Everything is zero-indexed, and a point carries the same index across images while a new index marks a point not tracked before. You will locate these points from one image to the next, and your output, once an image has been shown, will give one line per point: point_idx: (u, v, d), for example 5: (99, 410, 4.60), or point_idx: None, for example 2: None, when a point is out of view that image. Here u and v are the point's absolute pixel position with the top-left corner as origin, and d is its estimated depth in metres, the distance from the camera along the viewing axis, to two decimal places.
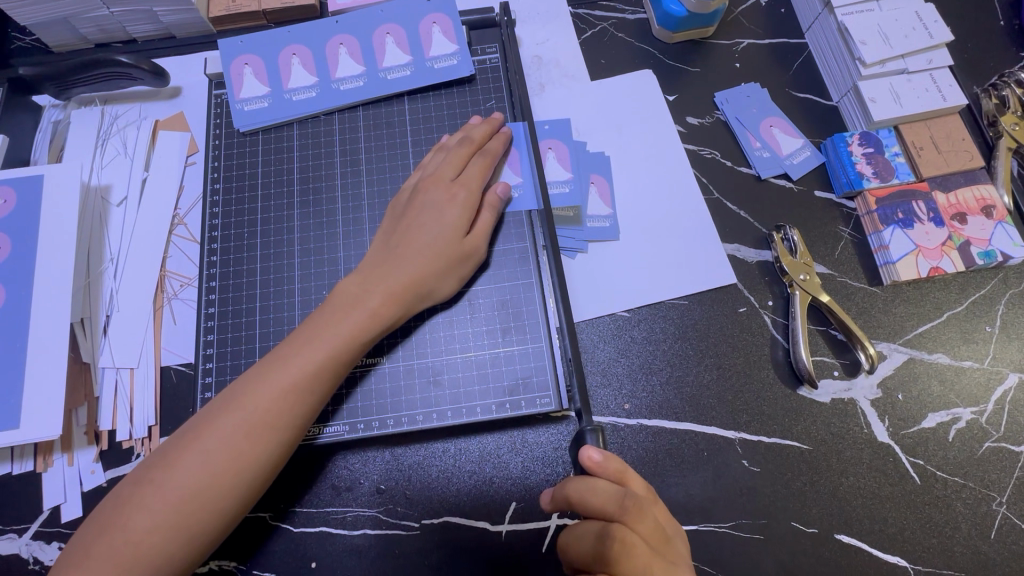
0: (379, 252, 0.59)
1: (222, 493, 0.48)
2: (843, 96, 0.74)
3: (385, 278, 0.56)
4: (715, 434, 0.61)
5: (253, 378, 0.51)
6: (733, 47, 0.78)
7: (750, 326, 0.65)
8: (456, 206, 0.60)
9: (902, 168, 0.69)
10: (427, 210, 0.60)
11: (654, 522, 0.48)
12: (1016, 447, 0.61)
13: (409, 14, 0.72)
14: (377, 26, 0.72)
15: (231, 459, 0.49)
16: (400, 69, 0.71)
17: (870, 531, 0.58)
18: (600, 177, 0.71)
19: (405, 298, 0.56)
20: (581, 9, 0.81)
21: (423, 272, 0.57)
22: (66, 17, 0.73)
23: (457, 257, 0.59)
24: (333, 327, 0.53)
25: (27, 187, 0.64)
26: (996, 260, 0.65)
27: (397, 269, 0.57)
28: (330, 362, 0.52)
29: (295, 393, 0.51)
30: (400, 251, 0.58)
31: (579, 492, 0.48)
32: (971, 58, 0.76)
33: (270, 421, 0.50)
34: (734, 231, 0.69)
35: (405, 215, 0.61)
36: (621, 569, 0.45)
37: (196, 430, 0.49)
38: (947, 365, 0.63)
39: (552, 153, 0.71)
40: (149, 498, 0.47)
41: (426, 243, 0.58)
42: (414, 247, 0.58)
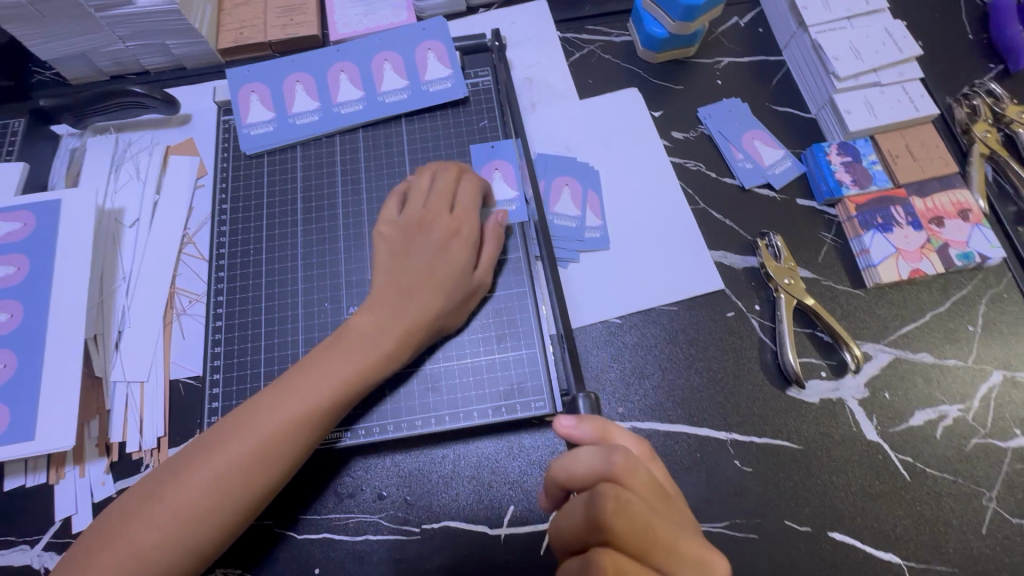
0: (386, 281, 0.60)
1: (229, 511, 0.50)
2: (820, 108, 0.77)
3: (397, 309, 0.58)
4: (708, 436, 0.63)
5: (266, 403, 0.53)
6: (714, 65, 0.82)
7: (738, 329, 0.67)
8: (462, 242, 0.62)
9: (879, 175, 0.71)
10: (430, 242, 0.61)
11: (649, 476, 0.42)
12: (1003, 443, 0.62)
13: (405, 41, 0.77)
14: (375, 53, 0.77)
15: (241, 478, 0.51)
16: (398, 92, 0.75)
17: (862, 528, 0.59)
18: (592, 193, 0.74)
19: (416, 331, 0.59)
20: (569, 33, 0.85)
21: (433, 308, 0.59)
22: (84, 52, 0.78)
23: (464, 293, 0.62)
24: (347, 357, 0.56)
25: (45, 211, 0.68)
26: (974, 261, 0.67)
27: (409, 302, 0.59)
28: (342, 392, 0.55)
29: (308, 419, 0.53)
30: (411, 286, 0.59)
31: (563, 465, 0.44)
32: (942, 70, 0.80)
33: (282, 445, 0.52)
34: (720, 239, 0.72)
35: (410, 243, 0.62)
36: (617, 530, 0.40)
37: (207, 450, 0.51)
38: (932, 364, 0.65)
39: (566, 190, 0.74)
40: (159, 512, 0.49)
41: (436, 279, 0.60)
42: (425, 282, 0.60)
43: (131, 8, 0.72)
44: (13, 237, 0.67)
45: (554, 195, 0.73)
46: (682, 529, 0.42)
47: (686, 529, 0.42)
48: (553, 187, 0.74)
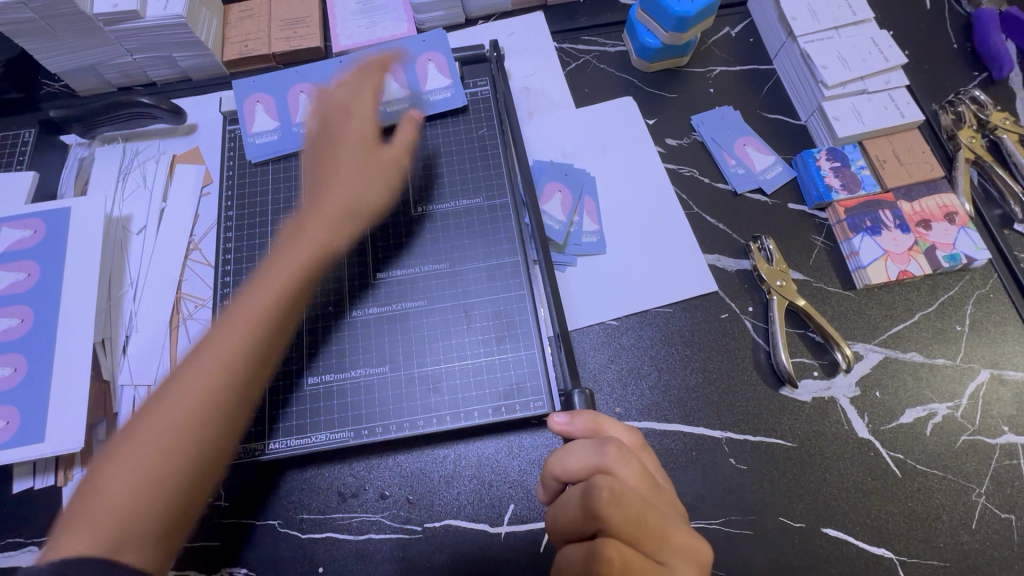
0: (308, 191, 0.63)
1: (196, 442, 0.48)
2: (810, 115, 0.79)
3: (317, 221, 0.60)
4: (703, 434, 0.64)
5: (205, 339, 0.52)
6: (707, 74, 0.85)
7: (732, 330, 0.69)
8: (369, 121, 0.66)
9: (868, 180, 0.73)
10: (345, 131, 0.65)
11: (640, 467, 0.44)
12: (992, 440, 0.63)
13: (407, 53, 0.78)
14: (380, 64, 0.78)
15: (197, 411, 0.48)
16: (401, 101, 0.75)
17: (854, 523, 0.60)
18: (589, 199, 0.76)
19: (342, 226, 0.61)
20: (565, 43, 0.88)
21: (352, 183, 0.63)
22: (93, 64, 0.80)
23: (378, 167, 0.65)
24: (277, 276, 0.55)
25: (55, 219, 0.70)
26: (961, 262, 0.69)
27: (332, 189, 0.62)
28: (278, 306, 0.54)
29: (253, 329, 0.52)
30: (331, 175, 0.63)
31: (557, 458, 0.45)
32: (928, 78, 0.82)
33: (232, 359, 0.51)
34: (714, 243, 0.74)
35: (325, 152, 0.65)
36: (612, 518, 0.41)
37: (158, 394, 0.49)
38: (921, 363, 0.67)
39: (558, 195, 0.75)
40: (113, 470, 0.46)
41: (353, 167, 0.64)
42: (343, 165, 0.64)
43: (140, 22, 0.75)
44: (23, 244, 0.69)
45: (546, 200, 0.75)
46: (670, 516, 0.44)
47: (673, 516, 0.44)
48: (546, 192, 0.76)
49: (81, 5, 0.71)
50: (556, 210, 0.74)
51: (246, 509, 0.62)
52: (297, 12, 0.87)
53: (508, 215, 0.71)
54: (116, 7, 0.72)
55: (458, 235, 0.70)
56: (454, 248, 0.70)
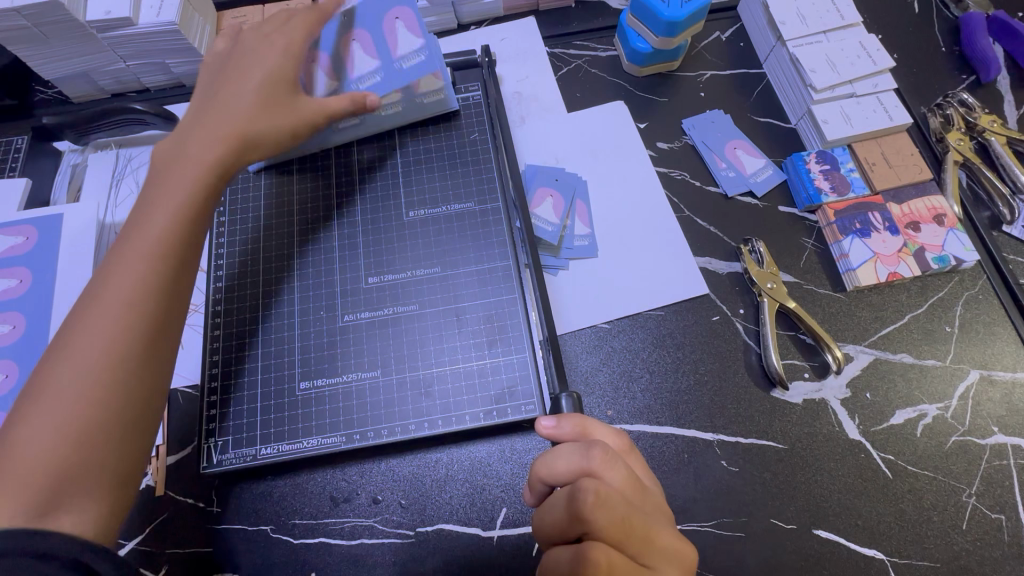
0: (188, 134, 0.59)
1: (104, 411, 0.46)
2: (800, 119, 0.80)
3: (197, 152, 0.57)
4: (694, 437, 0.64)
5: (93, 287, 0.50)
6: (698, 78, 0.85)
7: (723, 333, 0.69)
8: (275, 55, 0.64)
9: (857, 182, 0.74)
10: (245, 69, 0.63)
11: (626, 471, 0.44)
12: (981, 441, 0.63)
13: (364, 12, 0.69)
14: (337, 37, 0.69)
15: (109, 356, 0.47)
16: (368, 77, 0.68)
17: (845, 524, 0.60)
18: (579, 203, 0.76)
19: (238, 150, 0.59)
20: (557, 48, 0.88)
21: (251, 117, 0.60)
22: (87, 71, 0.80)
23: (279, 102, 0.63)
24: (163, 211, 0.53)
25: (48, 225, 0.70)
26: (949, 264, 0.70)
27: (222, 122, 0.59)
28: (170, 240, 0.52)
29: (139, 284, 0.50)
30: (218, 114, 0.60)
31: (544, 462, 0.46)
32: (916, 81, 0.83)
33: (120, 318, 0.48)
34: (705, 245, 0.74)
35: (216, 92, 0.62)
36: (597, 523, 0.41)
37: (40, 379, 0.46)
38: (911, 364, 0.67)
39: (550, 200, 0.76)
40: (30, 436, 0.44)
41: (245, 102, 0.61)
42: (235, 102, 0.61)
43: (133, 29, 0.75)
44: (15, 250, 0.69)
45: (539, 204, 0.75)
46: (655, 518, 0.44)
47: (658, 519, 0.44)
48: (537, 197, 0.76)
49: (74, 12, 0.71)
50: (549, 214, 0.75)
51: (239, 515, 0.62)
52: None
53: (499, 218, 0.72)
54: (109, 14, 0.73)
55: (450, 239, 0.71)
56: (445, 252, 0.70)
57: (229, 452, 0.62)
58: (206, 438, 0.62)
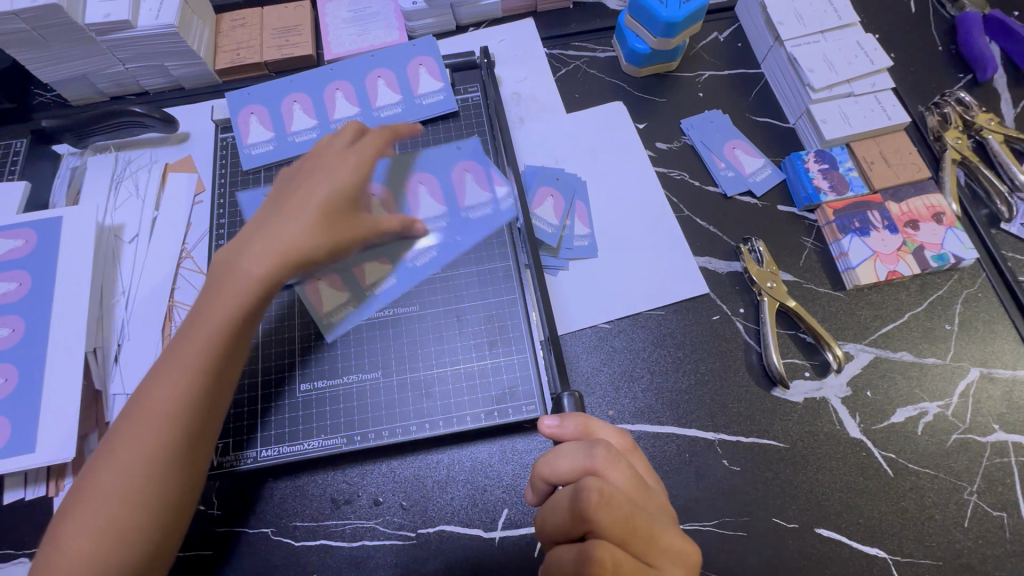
0: (260, 215, 0.56)
1: (140, 525, 0.46)
2: (798, 118, 0.80)
3: (249, 265, 0.52)
4: (696, 436, 0.64)
5: (141, 393, 0.49)
6: (696, 78, 0.85)
7: (724, 332, 0.69)
8: (347, 175, 0.58)
9: (855, 181, 0.74)
10: (315, 171, 0.58)
11: (629, 470, 0.44)
12: (982, 438, 0.63)
13: (438, 162, 0.67)
14: (407, 174, 0.65)
15: (148, 469, 0.46)
16: (435, 221, 0.63)
17: (847, 523, 0.60)
18: (471, 162, 0.68)
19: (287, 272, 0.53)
20: (555, 49, 0.89)
21: (305, 223, 0.54)
22: (85, 74, 0.80)
23: (329, 216, 0.55)
24: (213, 317, 0.50)
25: (46, 229, 0.70)
26: (948, 262, 0.70)
27: (279, 220, 0.54)
28: (215, 351, 0.50)
29: (187, 396, 0.48)
30: (286, 205, 0.56)
31: (547, 461, 0.46)
32: (913, 80, 0.83)
33: (165, 425, 0.47)
34: (705, 245, 0.74)
35: (297, 180, 0.58)
36: (599, 522, 0.41)
37: (91, 471, 0.46)
38: (911, 362, 0.67)
39: (468, 175, 0.67)
40: (70, 536, 0.45)
41: (302, 211, 0.55)
42: (301, 203, 0.55)
43: (132, 32, 0.75)
44: (14, 254, 0.69)
45: (458, 188, 0.66)
46: (658, 517, 0.44)
47: (660, 518, 0.44)
48: (454, 177, 0.66)
49: (73, 16, 0.71)
50: (550, 215, 0.74)
51: (239, 517, 0.62)
52: (289, 21, 0.88)
53: None
54: (108, 17, 0.73)
55: None
56: None
57: (228, 454, 0.62)
58: None
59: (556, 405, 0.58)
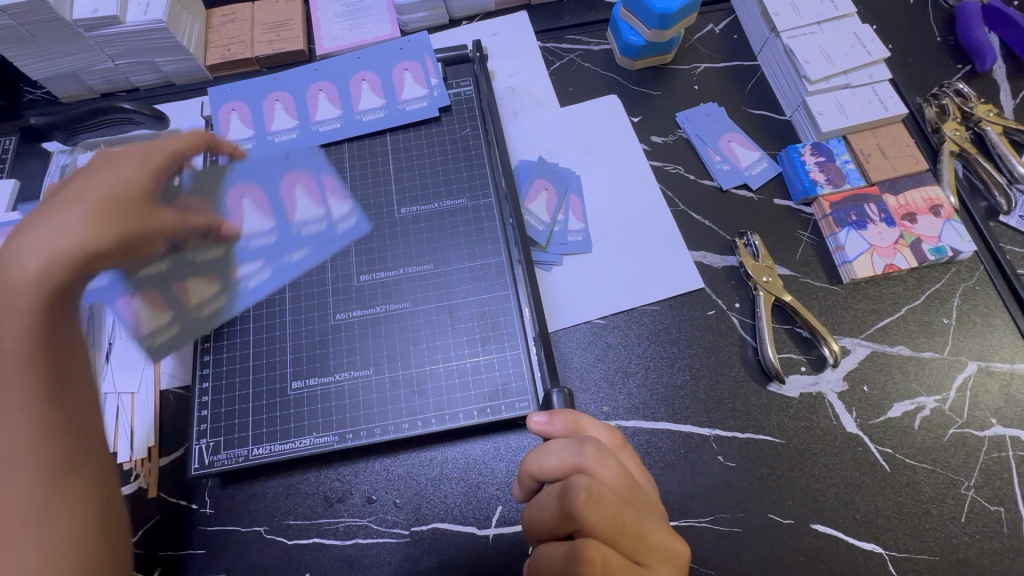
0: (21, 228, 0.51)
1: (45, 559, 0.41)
2: (794, 111, 0.79)
3: (19, 267, 0.48)
4: (691, 432, 0.64)
5: None
6: (692, 71, 0.84)
7: (719, 327, 0.69)
8: (120, 171, 0.56)
9: (853, 174, 0.73)
10: (84, 180, 0.55)
11: (617, 467, 0.44)
12: (980, 432, 0.63)
13: (262, 177, 0.69)
14: (232, 186, 0.68)
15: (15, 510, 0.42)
16: (265, 235, 0.67)
17: (843, 518, 0.60)
18: (306, 175, 0.72)
19: (72, 271, 0.49)
20: (549, 43, 0.88)
21: (85, 220, 0.51)
22: (75, 71, 0.79)
23: (117, 207, 0.53)
24: (2, 349, 0.45)
25: None
26: (946, 255, 0.69)
27: (53, 222, 0.50)
28: (31, 361, 0.45)
29: (29, 412, 0.44)
30: (60, 205, 0.52)
31: (536, 457, 0.45)
32: (912, 71, 0.82)
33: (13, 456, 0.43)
34: (700, 239, 0.74)
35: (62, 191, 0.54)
36: (588, 520, 0.41)
37: None
38: (908, 356, 0.66)
39: (299, 188, 0.70)
40: None
41: (79, 207, 0.52)
42: (71, 202, 0.52)
43: (121, 27, 0.74)
44: None
45: (287, 199, 0.69)
46: (648, 515, 0.44)
47: (650, 515, 0.44)
48: (285, 190, 0.69)
49: (60, 12, 0.70)
50: (542, 211, 0.74)
51: (232, 515, 0.61)
52: (280, 15, 0.87)
53: (492, 215, 0.71)
54: (96, 13, 0.72)
55: (442, 235, 0.70)
56: (437, 249, 0.69)
57: (220, 453, 0.61)
58: (198, 438, 0.62)
59: (547, 402, 0.58)
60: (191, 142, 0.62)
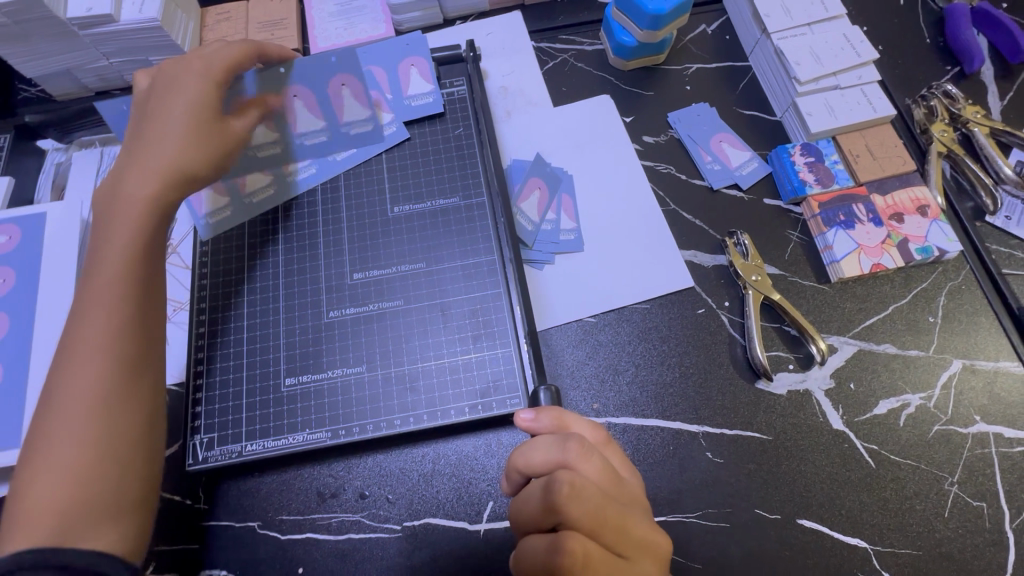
0: (128, 148, 0.59)
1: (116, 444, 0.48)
2: (784, 111, 0.80)
3: (134, 187, 0.56)
4: (680, 429, 0.64)
5: (69, 333, 0.51)
6: (684, 71, 0.85)
7: (708, 325, 0.70)
8: (200, 93, 0.60)
9: (841, 174, 0.74)
10: (169, 98, 0.60)
11: (601, 462, 0.45)
12: (964, 429, 0.64)
13: (307, 79, 0.66)
14: (279, 83, 0.65)
15: (96, 393, 0.48)
16: (316, 134, 0.71)
17: (829, 514, 0.61)
18: (347, 74, 0.68)
19: (176, 188, 0.58)
20: (543, 43, 0.88)
21: (181, 146, 0.59)
22: (69, 69, 0.80)
23: (206, 134, 0.60)
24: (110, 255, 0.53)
25: (32, 225, 0.70)
26: (932, 255, 0.70)
27: (153, 149, 0.58)
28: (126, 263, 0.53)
29: (116, 312, 0.51)
30: (151, 132, 0.59)
31: (521, 454, 0.46)
32: (902, 73, 0.83)
33: (100, 343, 0.50)
34: (690, 238, 0.75)
35: (151, 104, 0.61)
36: (572, 515, 0.41)
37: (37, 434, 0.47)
38: (895, 355, 0.67)
39: (346, 90, 0.69)
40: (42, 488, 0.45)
41: (174, 125, 0.59)
42: (166, 123, 0.59)
43: (115, 26, 0.74)
44: None
45: (336, 102, 0.69)
46: (630, 509, 0.45)
47: (633, 510, 0.45)
48: (330, 92, 0.68)
49: (54, 10, 0.71)
50: (534, 211, 0.75)
51: (226, 510, 0.62)
52: (274, 14, 0.87)
53: (484, 213, 0.72)
54: (90, 12, 0.73)
55: (435, 234, 0.71)
56: (430, 247, 0.70)
57: (214, 449, 0.62)
58: (192, 435, 0.62)
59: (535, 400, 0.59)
60: (242, 52, 0.63)
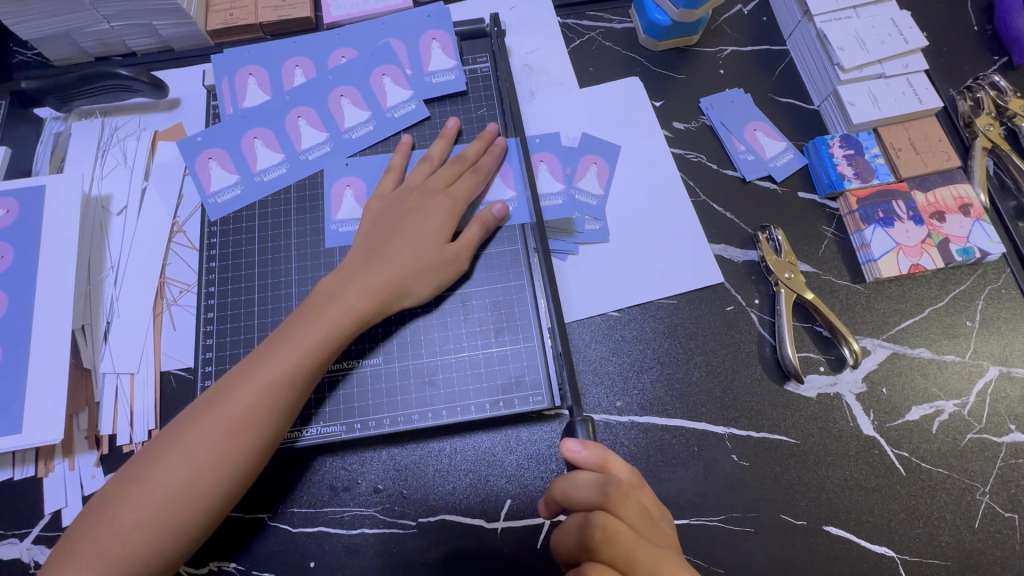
0: (362, 253, 0.59)
1: (195, 504, 0.48)
2: (823, 100, 0.76)
3: (347, 293, 0.56)
4: (705, 430, 0.62)
5: (226, 388, 0.51)
6: (718, 54, 0.81)
7: (737, 323, 0.67)
8: (439, 215, 0.61)
9: (881, 169, 0.71)
10: (411, 214, 0.61)
11: (638, 504, 0.46)
12: (997, 438, 0.62)
13: (355, 70, 0.72)
14: (330, 90, 0.71)
15: (207, 464, 0.49)
16: (363, 125, 0.70)
17: (856, 521, 0.59)
18: (389, 65, 0.72)
19: (371, 304, 0.56)
20: (569, 19, 0.83)
21: (401, 270, 0.58)
22: (68, 31, 0.75)
23: (416, 258, 0.58)
24: (311, 337, 0.53)
25: (29, 198, 0.66)
26: (974, 256, 0.67)
27: (380, 265, 0.57)
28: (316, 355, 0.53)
29: (271, 393, 0.51)
30: (386, 253, 0.58)
31: (562, 487, 0.47)
32: (947, 62, 0.79)
33: (249, 419, 0.50)
34: (720, 232, 0.71)
35: (394, 213, 0.61)
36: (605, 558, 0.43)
37: (142, 467, 0.49)
38: (930, 359, 0.65)
39: (387, 78, 0.72)
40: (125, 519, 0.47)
41: (406, 247, 0.59)
42: (398, 248, 0.59)
43: None
44: None
45: (379, 91, 0.71)
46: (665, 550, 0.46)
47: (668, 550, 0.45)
48: (373, 81, 0.72)
49: None
50: (552, 180, 0.71)
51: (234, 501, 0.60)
52: None
53: None
54: None
55: None
56: None
57: None
58: None
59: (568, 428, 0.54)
60: (473, 185, 0.64)
